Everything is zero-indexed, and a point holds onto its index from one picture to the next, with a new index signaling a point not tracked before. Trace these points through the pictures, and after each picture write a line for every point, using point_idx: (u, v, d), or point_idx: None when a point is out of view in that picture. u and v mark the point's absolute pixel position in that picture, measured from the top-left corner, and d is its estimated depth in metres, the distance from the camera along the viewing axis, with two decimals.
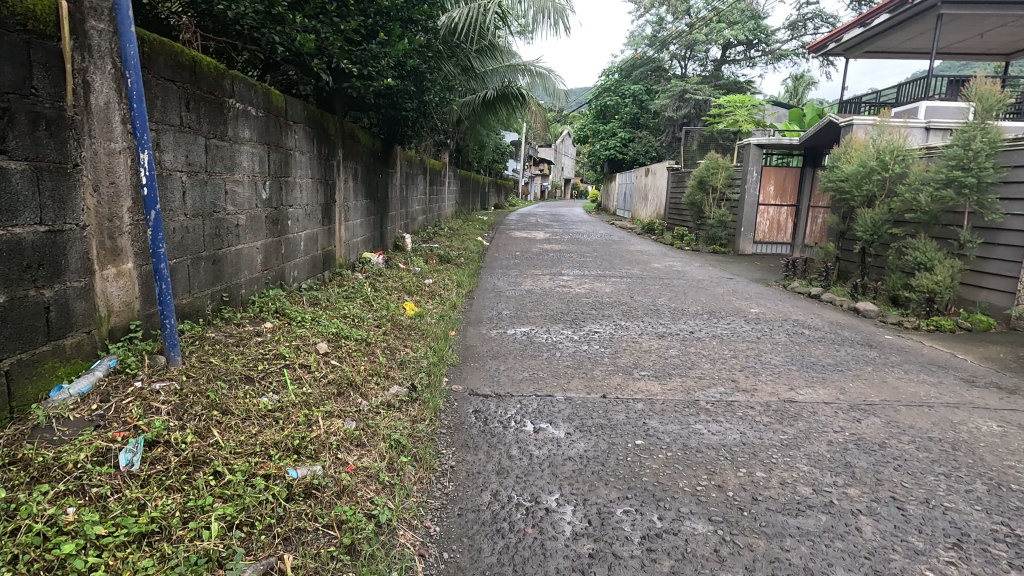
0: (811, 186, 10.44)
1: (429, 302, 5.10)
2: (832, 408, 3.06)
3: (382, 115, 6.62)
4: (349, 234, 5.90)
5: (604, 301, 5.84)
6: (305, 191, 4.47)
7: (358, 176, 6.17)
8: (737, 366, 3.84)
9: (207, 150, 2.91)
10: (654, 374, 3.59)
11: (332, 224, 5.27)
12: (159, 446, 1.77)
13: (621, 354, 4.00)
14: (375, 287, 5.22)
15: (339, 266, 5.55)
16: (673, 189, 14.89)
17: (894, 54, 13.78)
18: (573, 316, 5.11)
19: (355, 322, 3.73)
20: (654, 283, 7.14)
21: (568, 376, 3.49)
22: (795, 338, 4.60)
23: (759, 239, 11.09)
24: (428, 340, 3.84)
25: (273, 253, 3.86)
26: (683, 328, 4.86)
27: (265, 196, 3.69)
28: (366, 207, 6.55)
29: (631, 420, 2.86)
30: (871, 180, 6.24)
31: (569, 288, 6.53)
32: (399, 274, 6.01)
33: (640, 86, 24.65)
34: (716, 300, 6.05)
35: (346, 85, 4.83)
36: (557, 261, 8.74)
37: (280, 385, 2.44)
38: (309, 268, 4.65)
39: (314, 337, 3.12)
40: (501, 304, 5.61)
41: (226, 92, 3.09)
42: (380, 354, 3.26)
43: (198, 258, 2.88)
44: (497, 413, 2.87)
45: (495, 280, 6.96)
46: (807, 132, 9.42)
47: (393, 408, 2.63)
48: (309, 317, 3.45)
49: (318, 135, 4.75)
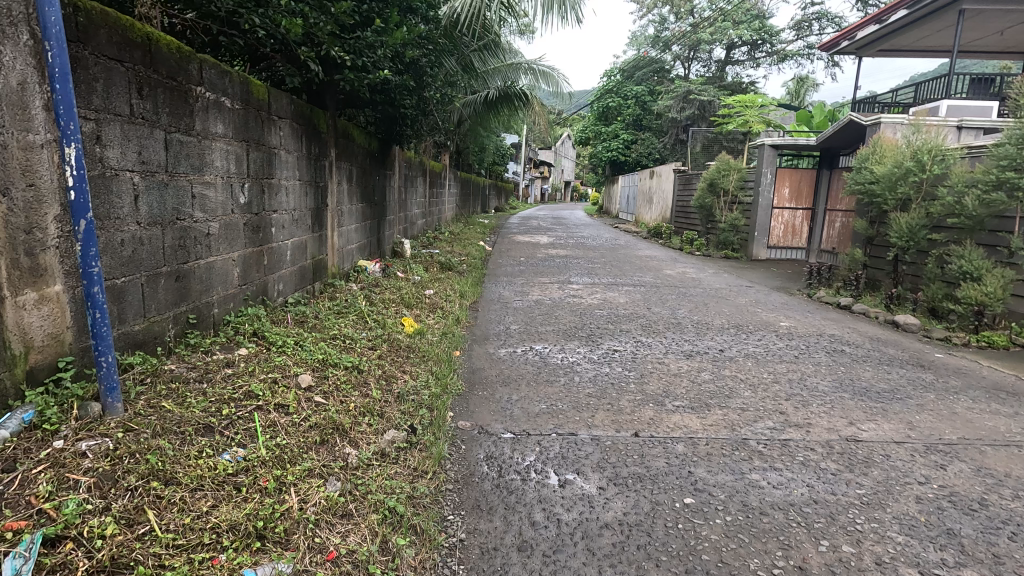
0: (828, 188, 10.02)
1: (430, 317, 4.63)
2: (907, 450, 2.60)
3: (379, 112, 6.17)
4: (342, 241, 5.42)
5: (620, 313, 5.38)
6: (291, 195, 4.00)
7: (353, 178, 5.72)
8: (781, 393, 3.36)
9: (169, 146, 2.46)
10: (690, 404, 3.13)
11: (324, 230, 4.81)
12: (67, 544, 1.31)
13: (648, 378, 3.54)
14: (371, 299, 4.76)
15: (331, 276, 5.08)
16: (680, 192, 14.44)
17: (908, 51, 13.38)
18: (588, 332, 4.63)
19: (346, 344, 3.26)
20: (671, 292, 6.66)
21: (591, 408, 3.02)
22: (837, 358, 4.14)
23: (774, 244, 10.63)
24: (431, 365, 3.37)
25: (252, 265, 3.39)
26: (711, 345, 4.39)
27: (243, 200, 3.22)
28: (361, 211, 6.09)
29: (674, 468, 2.39)
30: (907, 182, 5.81)
31: (581, 299, 6.07)
32: (397, 284, 5.54)
33: (643, 87, 24.24)
34: (741, 312, 5.59)
35: (336, 77, 4.36)
36: (564, 267, 8.28)
37: (248, 435, 1.97)
38: (298, 280, 4.20)
39: (296, 367, 2.65)
40: (508, 317, 5.14)
41: (193, 79, 2.63)
42: (374, 385, 2.80)
43: (156, 274, 2.41)
44: (512, 461, 2.40)
45: (501, 289, 6.49)
46: (825, 132, 9.00)
47: (388, 461, 2.16)
48: (292, 341, 2.97)
49: (307, 132, 4.28)
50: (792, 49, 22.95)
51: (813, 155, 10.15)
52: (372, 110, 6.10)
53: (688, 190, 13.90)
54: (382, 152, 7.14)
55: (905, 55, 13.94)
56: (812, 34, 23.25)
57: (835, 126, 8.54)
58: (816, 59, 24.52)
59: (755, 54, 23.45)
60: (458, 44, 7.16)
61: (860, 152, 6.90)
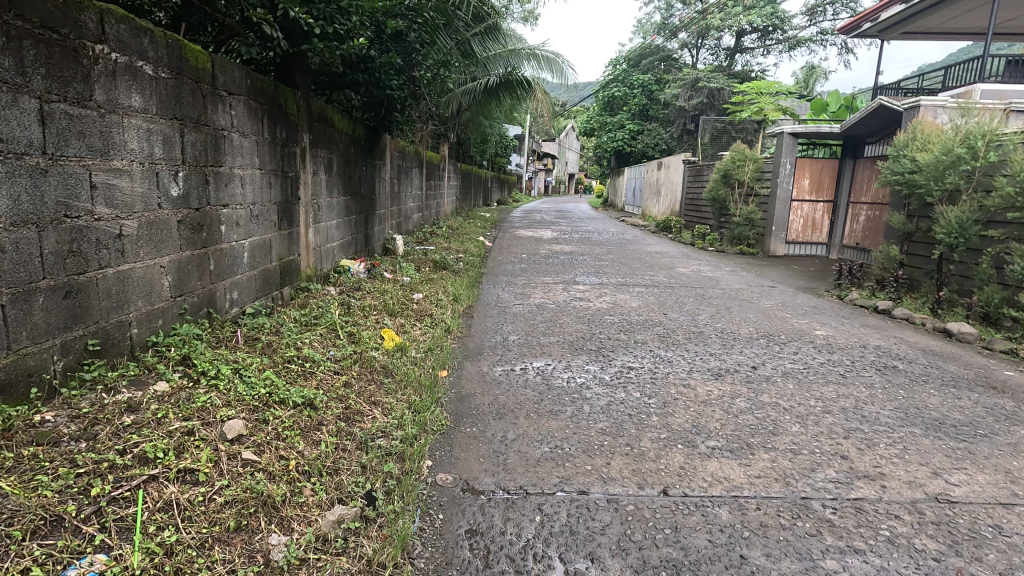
0: (851, 180, 9.39)
1: (416, 327, 4.01)
2: (1022, 518, 1.99)
3: (364, 95, 5.55)
4: (320, 239, 4.81)
5: (633, 320, 4.76)
6: (249, 186, 3.38)
7: (333, 168, 5.10)
8: (837, 427, 2.74)
9: (47, 121, 1.86)
10: (727, 446, 2.52)
11: (294, 228, 4.19)
12: None
13: (674, 409, 2.91)
14: (348, 306, 4.15)
15: (306, 279, 4.47)
16: (691, 184, 13.78)
17: (932, 32, 12.66)
18: (597, 345, 4.03)
19: (305, 371, 2.65)
20: (688, 293, 6.04)
21: (605, 452, 2.42)
22: (893, 378, 3.52)
23: (793, 239, 9.98)
24: (412, 394, 2.77)
25: (192, 272, 2.78)
26: (742, 361, 3.78)
27: (176, 192, 2.61)
28: (344, 205, 5.48)
29: (721, 551, 1.78)
30: (956, 171, 5.16)
31: (588, 302, 5.45)
32: (382, 287, 4.93)
33: (650, 75, 23.48)
34: (769, 318, 4.97)
35: (304, 49, 3.76)
36: (569, 265, 7.67)
37: (120, 531, 1.39)
38: (259, 286, 3.59)
39: (228, 410, 2.04)
40: (507, 325, 4.51)
41: (90, 33, 2.03)
42: (330, 430, 2.19)
43: (30, 291, 1.82)
44: (504, 541, 1.79)
45: (500, 291, 5.87)
46: (851, 119, 8.39)
47: (330, 551, 1.56)
48: (231, 370, 2.36)
49: (271, 114, 3.67)
50: (804, 35, 22.15)
51: (837, 145, 9.56)
52: (356, 92, 5.49)
53: (699, 181, 13.23)
54: (371, 141, 6.53)
55: (930, 38, 13.20)
56: (824, 19, 22.44)
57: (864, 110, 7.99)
58: (828, 45, 23.70)
59: (765, 41, 22.65)
60: (453, 21, 6.54)
61: (897, 139, 6.25)
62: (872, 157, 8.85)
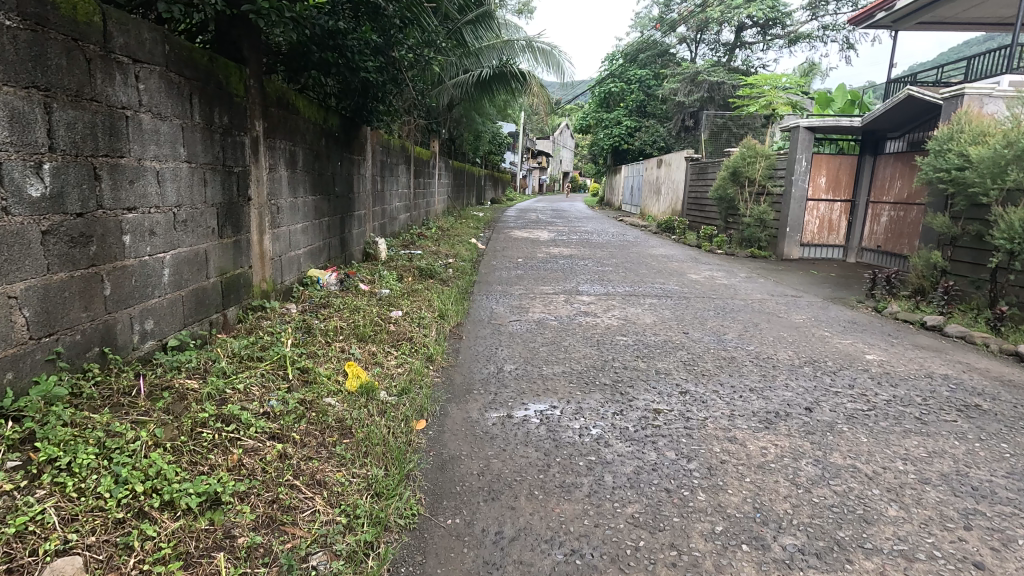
0: (872, 177, 8.78)
1: (391, 358, 3.28)
2: None
3: (339, 78, 4.82)
4: (280, 246, 4.06)
5: (650, 342, 4.04)
6: (170, 184, 2.63)
7: (298, 163, 4.36)
8: (950, 510, 2.03)
9: None
10: (810, 547, 1.80)
11: (242, 234, 3.44)
12: None
13: (724, 481, 2.19)
14: (310, 331, 3.41)
15: (260, 296, 3.72)
16: (695, 183, 13.10)
17: (949, 22, 12.07)
18: (612, 378, 3.30)
19: (220, 441, 1.91)
20: (707, 306, 5.32)
21: (643, 564, 1.70)
22: (986, 424, 2.81)
23: (807, 241, 9.30)
24: (373, 469, 2.03)
25: (71, 301, 2.03)
26: (791, 401, 3.07)
27: (39, 192, 1.87)
28: (312, 205, 4.74)
29: None
30: (1019, 168, 4.50)
31: (595, 318, 4.71)
32: (356, 303, 4.18)
33: (648, 70, 22.76)
34: (806, 339, 4.27)
35: (249, 11, 3.05)
36: (570, 272, 6.95)
37: None
38: (189, 309, 2.84)
39: (62, 537, 1.32)
40: (502, 350, 3.77)
41: None
42: (234, 553, 1.46)
43: None
44: None
45: (493, 305, 5.13)
46: (875, 112, 7.82)
47: None
48: (97, 454, 1.61)
49: (207, 92, 2.93)
50: (806, 30, 21.54)
51: (843, 140, 8.92)
52: (329, 76, 4.76)
53: (704, 179, 12.55)
54: (349, 134, 5.79)
55: (945, 29, 12.59)
56: (826, 13, 21.85)
57: (890, 103, 7.42)
58: (830, 41, 23.10)
59: (766, 35, 21.99)
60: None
61: (938, 132, 5.59)
62: (896, 152, 8.26)
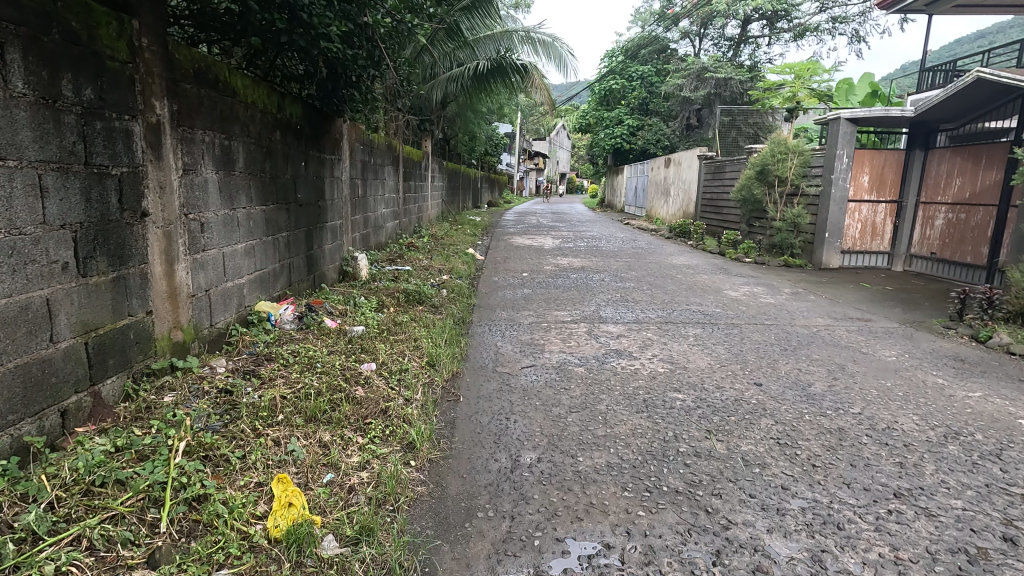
0: (922, 174, 7.74)
1: (351, 456, 2.15)
2: None
3: (295, 52, 3.70)
4: (206, 275, 2.92)
5: (718, 405, 2.92)
6: None
7: (234, 161, 3.23)
8: None
9: None
10: None
11: (132, 267, 2.31)
12: None
13: None
14: (232, 412, 2.27)
15: (168, 353, 2.58)
16: (711, 182, 12.03)
17: (987, 4, 10.98)
18: (685, 480, 2.18)
19: None
20: (768, 339, 4.21)
21: None
22: None
23: (848, 248, 8.22)
24: None
25: None
26: (973, 520, 1.97)
27: None
28: (258, 216, 3.60)
29: None
30: None
31: (633, 361, 3.60)
32: (313, 351, 3.04)
33: (649, 66, 21.70)
34: (923, 393, 3.15)
35: None
36: (586, 291, 5.84)
37: None
38: (9, 404, 1.72)
39: None
40: (515, 424, 2.64)
41: None
42: None
43: None
44: None
45: (496, 342, 4.01)
46: (930, 99, 6.78)
47: None
48: None
49: (42, 47, 1.83)
50: (813, 23, 20.52)
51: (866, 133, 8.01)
52: (282, 50, 3.65)
53: (722, 179, 11.47)
54: (316, 128, 4.67)
55: (978, 11, 11.57)
56: (834, 6, 20.82)
57: (951, 89, 6.38)
58: (838, 34, 22.03)
59: (773, 28, 20.89)
60: None
61: None
62: (952, 145, 7.24)
